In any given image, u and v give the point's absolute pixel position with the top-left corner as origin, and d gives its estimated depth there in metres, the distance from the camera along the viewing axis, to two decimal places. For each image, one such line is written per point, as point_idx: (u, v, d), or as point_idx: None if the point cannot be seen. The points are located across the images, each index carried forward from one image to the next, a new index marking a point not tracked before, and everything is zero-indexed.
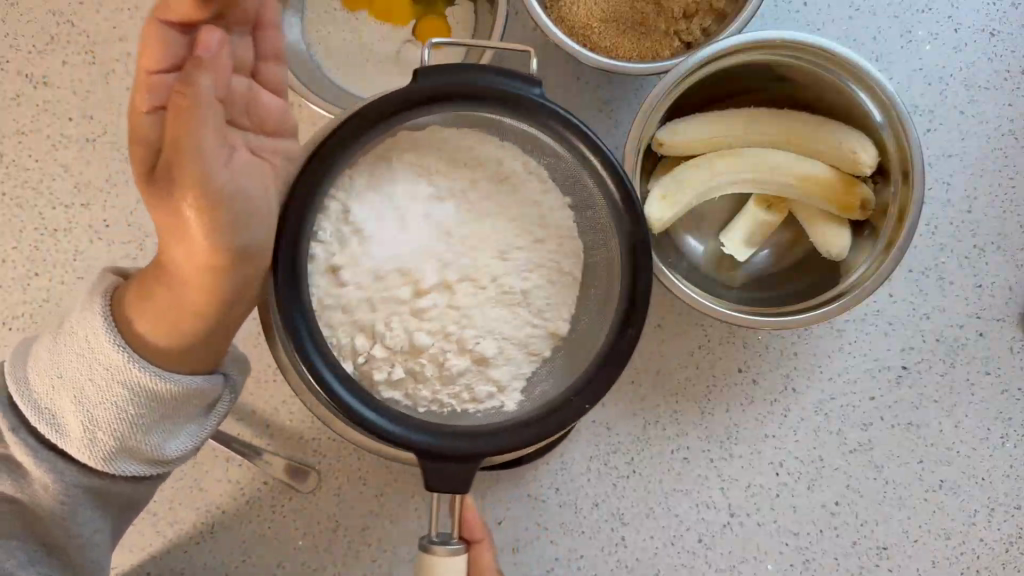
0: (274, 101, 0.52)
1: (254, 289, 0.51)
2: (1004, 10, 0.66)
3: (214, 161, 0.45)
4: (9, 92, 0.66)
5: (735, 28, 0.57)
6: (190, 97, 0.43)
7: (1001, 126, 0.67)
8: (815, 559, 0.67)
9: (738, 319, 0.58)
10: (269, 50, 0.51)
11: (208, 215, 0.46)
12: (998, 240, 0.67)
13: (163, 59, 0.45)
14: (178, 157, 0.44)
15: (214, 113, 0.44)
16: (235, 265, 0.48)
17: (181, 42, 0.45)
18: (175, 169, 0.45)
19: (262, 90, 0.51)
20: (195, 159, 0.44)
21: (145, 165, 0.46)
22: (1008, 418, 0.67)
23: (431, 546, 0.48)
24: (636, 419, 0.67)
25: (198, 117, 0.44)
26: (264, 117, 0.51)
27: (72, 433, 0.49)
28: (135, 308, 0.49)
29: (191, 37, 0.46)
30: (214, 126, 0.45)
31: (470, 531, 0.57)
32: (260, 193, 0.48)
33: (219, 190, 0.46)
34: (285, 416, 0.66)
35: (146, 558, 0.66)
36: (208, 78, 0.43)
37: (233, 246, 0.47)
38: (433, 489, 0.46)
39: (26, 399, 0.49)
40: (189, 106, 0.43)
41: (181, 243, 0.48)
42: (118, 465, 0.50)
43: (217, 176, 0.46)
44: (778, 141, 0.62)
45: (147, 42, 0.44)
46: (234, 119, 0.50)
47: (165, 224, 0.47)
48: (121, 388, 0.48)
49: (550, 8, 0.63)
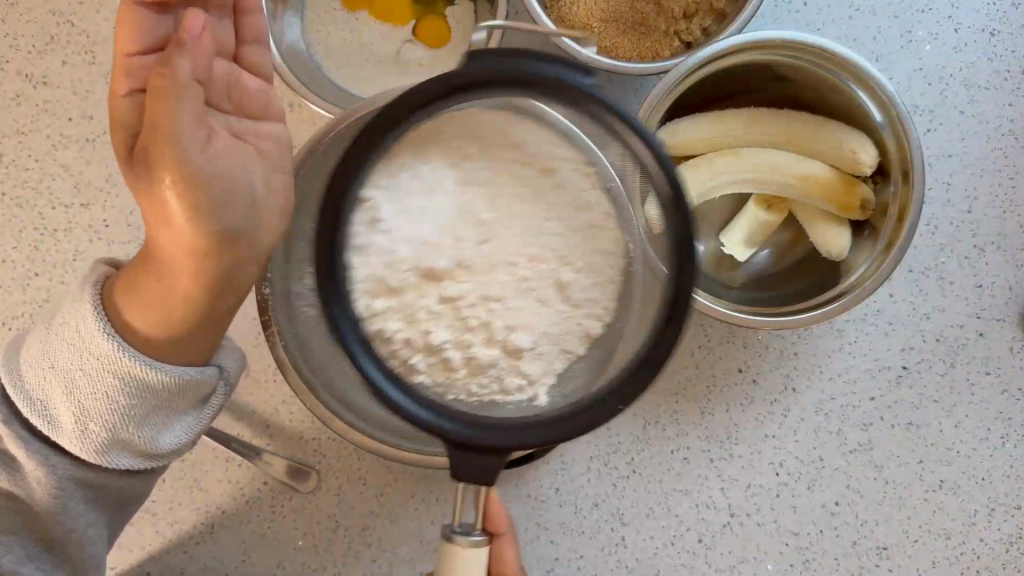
0: (258, 85, 0.53)
1: (241, 278, 0.51)
2: (1003, 10, 0.66)
3: (192, 141, 0.46)
4: (9, 92, 0.66)
5: (734, 28, 0.57)
6: (168, 77, 0.45)
7: (1001, 126, 0.67)
8: (814, 559, 0.67)
9: (738, 319, 0.58)
10: (250, 36, 0.53)
11: (188, 196, 0.46)
12: (997, 240, 0.67)
13: (141, 43, 0.48)
14: (155, 136, 0.45)
15: (191, 92, 0.46)
16: (219, 249, 0.49)
17: (157, 25, 0.48)
18: (154, 150, 0.46)
19: (246, 74, 0.52)
20: (170, 137, 0.45)
21: (127, 146, 0.49)
22: (1008, 418, 0.67)
23: (454, 537, 0.47)
24: (637, 419, 0.67)
25: (175, 97, 0.45)
26: (246, 98, 0.52)
27: (65, 425, 0.49)
28: (125, 296, 0.49)
29: (169, 20, 0.49)
30: (192, 105, 0.46)
31: (496, 522, 0.57)
32: (243, 176, 0.49)
33: (198, 170, 0.46)
34: (285, 416, 0.66)
35: (145, 557, 0.66)
36: (184, 58, 0.46)
37: (215, 229, 0.48)
38: (461, 478, 0.45)
39: (19, 390, 0.49)
40: (164, 87, 0.45)
41: (168, 229, 0.48)
42: (111, 457, 0.50)
43: (195, 156, 0.46)
44: (779, 140, 0.62)
45: (125, 27, 0.48)
46: (217, 102, 0.50)
47: (151, 211, 0.48)
48: (113, 379, 0.48)
49: (550, 8, 0.63)
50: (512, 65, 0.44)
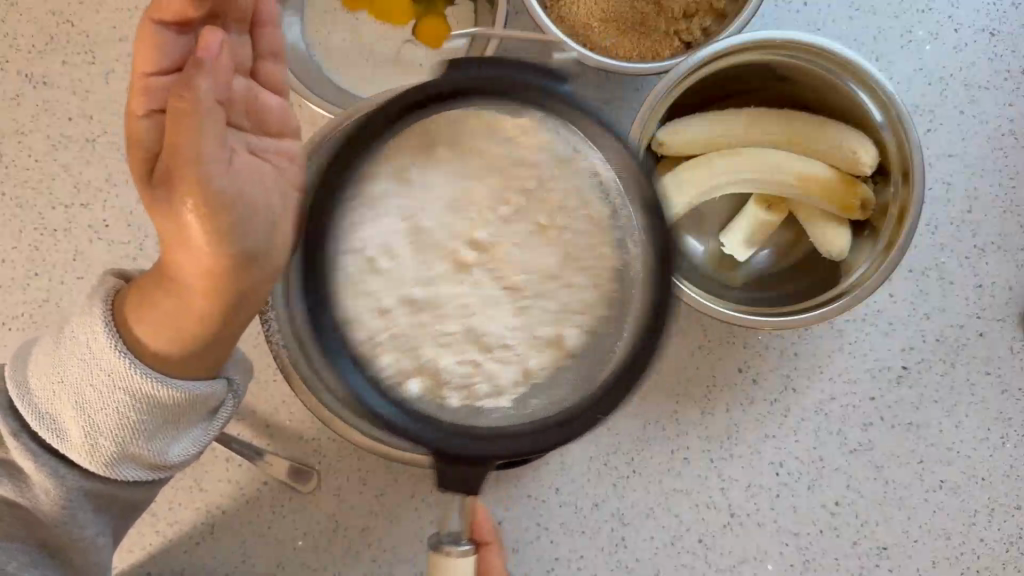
0: (276, 103, 0.53)
1: (257, 297, 0.51)
2: (1004, 10, 0.66)
3: (215, 163, 0.45)
4: (9, 92, 0.66)
5: (735, 27, 0.57)
6: (188, 99, 0.44)
7: (1001, 126, 0.67)
8: (815, 559, 0.67)
9: (739, 319, 0.58)
10: (268, 51, 0.53)
11: (207, 217, 0.46)
12: (998, 239, 0.67)
13: (161, 61, 0.48)
14: (176, 159, 0.45)
15: (213, 115, 0.45)
16: (237, 269, 0.48)
17: (176, 43, 0.48)
18: (173, 172, 0.45)
19: (265, 91, 0.53)
20: (194, 159, 0.44)
21: (144, 168, 0.48)
22: (1008, 419, 0.67)
23: (444, 547, 0.48)
24: (636, 419, 0.67)
25: (199, 121, 0.44)
26: (265, 118, 0.52)
27: (74, 439, 0.49)
28: (141, 318, 0.48)
29: (188, 39, 0.48)
30: (215, 130, 0.45)
31: (481, 532, 0.58)
32: (260, 194, 0.48)
33: (220, 193, 0.46)
34: (285, 416, 0.66)
35: (146, 557, 0.66)
36: (206, 79, 0.44)
37: (235, 250, 0.47)
38: (445, 490, 0.45)
39: (28, 405, 0.49)
40: (186, 109, 0.44)
41: (183, 251, 0.47)
42: (119, 469, 0.50)
43: (218, 178, 0.46)
44: (780, 141, 0.62)
45: (144, 45, 0.47)
46: (236, 120, 0.50)
47: (167, 230, 0.47)
48: (122, 394, 0.48)
49: (550, 8, 0.63)
50: (494, 75, 0.46)
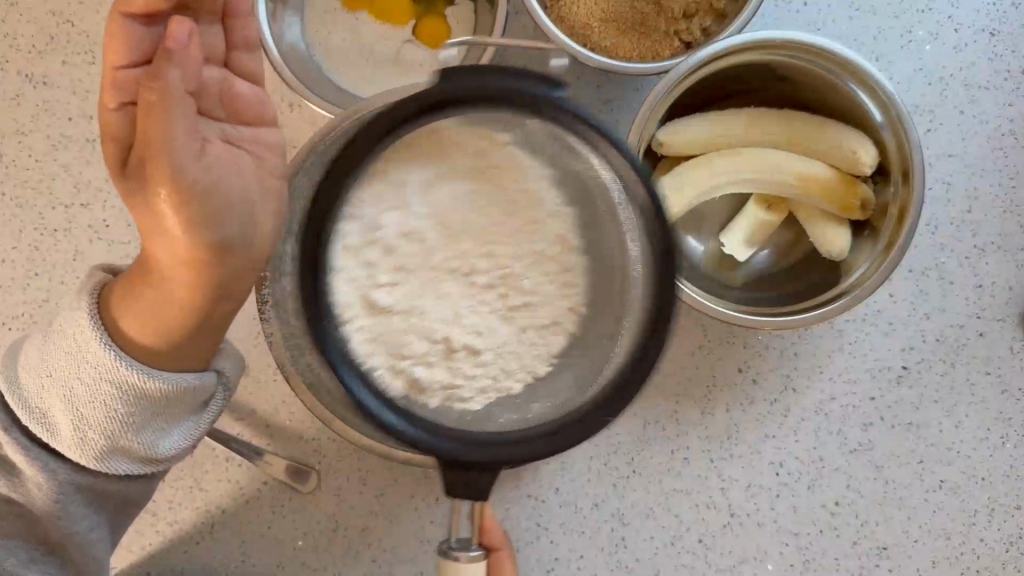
0: (249, 89, 0.52)
1: (237, 287, 0.50)
2: (1004, 10, 0.66)
3: (189, 153, 0.45)
4: (9, 92, 0.66)
5: (734, 27, 0.57)
6: (159, 90, 0.44)
7: (1001, 126, 0.67)
8: (814, 559, 0.67)
9: (740, 320, 0.58)
10: (240, 43, 0.51)
11: (183, 207, 0.46)
12: (998, 239, 0.67)
13: (129, 53, 0.47)
14: (150, 150, 0.45)
15: (182, 103, 0.45)
16: (215, 259, 0.48)
17: (146, 34, 0.46)
18: (148, 164, 0.45)
19: (238, 79, 0.51)
20: (166, 150, 0.45)
21: (117, 160, 0.48)
22: (1008, 419, 0.67)
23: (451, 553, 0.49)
24: (636, 419, 0.67)
25: (169, 111, 0.44)
26: (240, 105, 0.51)
27: (65, 433, 0.49)
28: (123, 310, 0.48)
29: (157, 30, 0.47)
30: (186, 121, 0.45)
31: (491, 537, 0.59)
32: (236, 186, 0.48)
33: (193, 183, 0.46)
34: (284, 416, 0.66)
35: (145, 557, 0.66)
36: (173, 70, 0.44)
37: (211, 240, 0.47)
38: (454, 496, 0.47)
39: (19, 399, 0.49)
40: (156, 100, 0.44)
41: (162, 240, 0.47)
42: (110, 463, 0.50)
43: (191, 168, 0.46)
44: (779, 140, 0.62)
45: (113, 40, 0.46)
46: (208, 110, 0.50)
47: (147, 220, 0.47)
48: (110, 387, 0.48)
49: (550, 7, 0.63)
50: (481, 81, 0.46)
